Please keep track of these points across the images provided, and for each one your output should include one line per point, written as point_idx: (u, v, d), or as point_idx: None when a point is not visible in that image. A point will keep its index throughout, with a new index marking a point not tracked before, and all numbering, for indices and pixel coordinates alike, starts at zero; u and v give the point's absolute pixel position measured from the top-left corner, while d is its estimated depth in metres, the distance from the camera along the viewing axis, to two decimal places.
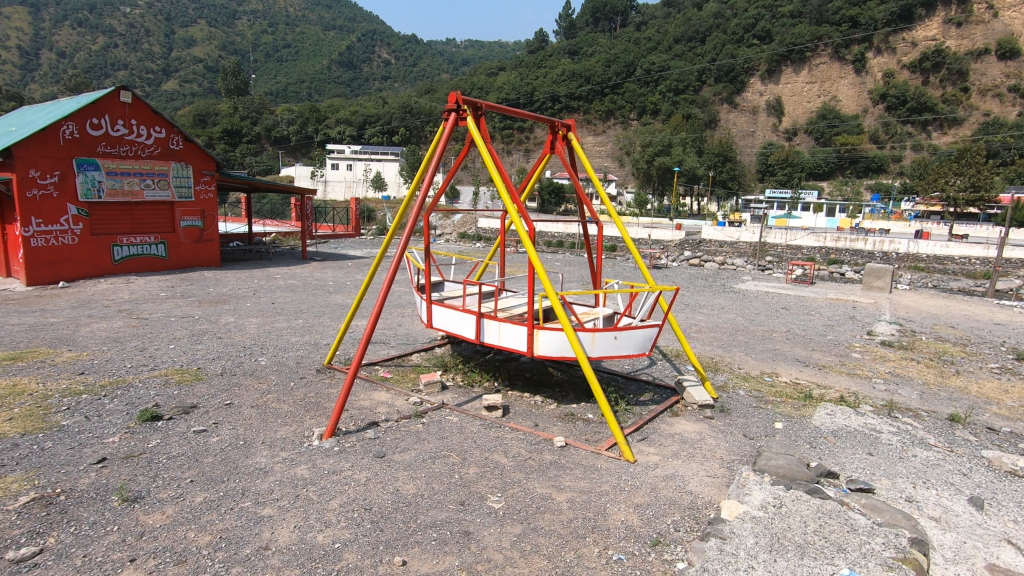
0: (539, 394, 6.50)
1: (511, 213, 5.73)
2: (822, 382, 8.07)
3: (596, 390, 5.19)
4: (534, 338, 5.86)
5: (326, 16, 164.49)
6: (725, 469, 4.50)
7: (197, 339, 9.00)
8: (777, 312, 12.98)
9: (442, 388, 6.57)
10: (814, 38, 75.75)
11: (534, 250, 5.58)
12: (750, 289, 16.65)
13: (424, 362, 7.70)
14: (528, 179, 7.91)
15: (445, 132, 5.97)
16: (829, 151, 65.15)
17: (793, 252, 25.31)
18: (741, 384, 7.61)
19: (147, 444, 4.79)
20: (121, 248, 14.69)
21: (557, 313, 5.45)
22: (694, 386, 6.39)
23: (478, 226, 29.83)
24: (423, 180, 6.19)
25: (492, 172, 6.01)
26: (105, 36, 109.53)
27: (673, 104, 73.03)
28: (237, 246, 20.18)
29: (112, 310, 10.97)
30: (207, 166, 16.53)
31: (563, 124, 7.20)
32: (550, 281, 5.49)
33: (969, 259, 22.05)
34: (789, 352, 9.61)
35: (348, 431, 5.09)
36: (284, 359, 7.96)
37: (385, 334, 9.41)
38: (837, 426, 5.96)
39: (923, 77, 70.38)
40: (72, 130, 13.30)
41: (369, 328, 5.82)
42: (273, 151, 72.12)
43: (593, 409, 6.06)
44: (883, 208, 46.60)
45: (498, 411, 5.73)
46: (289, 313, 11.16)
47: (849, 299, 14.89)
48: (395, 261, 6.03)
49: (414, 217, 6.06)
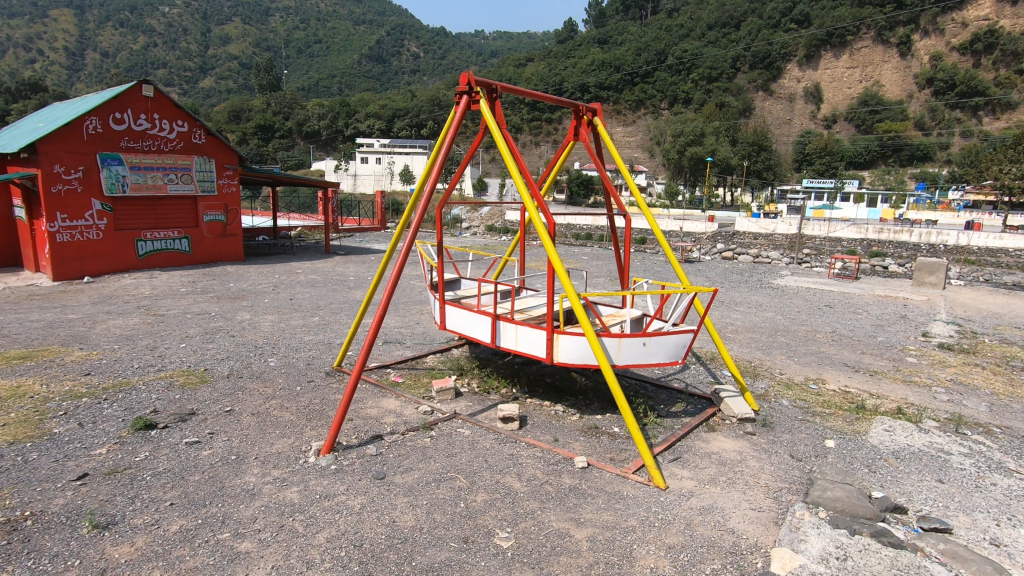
0: (561, 403, 5.97)
1: (528, 206, 5.18)
2: (876, 391, 7.29)
3: (624, 407, 4.62)
4: (555, 343, 5.33)
5: (356, 10, 165.72)
6: (773, 502, 3.89)
7: (209, 338, 8.74)
8: (820, 310, 12.11)
9: (456, 395, 6.14)
10: (856, 21, 72.59)
11: (552, 249, 5.04)
12: (789, 284, 15.72)
13: (439, 365, 7.23)
14: (550, 170, 7.33)
15: (456, 118, 5.46)
16: (872, 138, 62.29)
17: (833, 244, 23.99)
18: (784, 393, 6.93)
19: (134, 458, 4.45)
20: (145, 243, 14.68)
21: (578, 317, 4.90)
22: (733, 398, 5.77)
23: (505, 220, 29.41)
24: (434, 168, 5.73)
25: (507, 159, 5.43)
26: (146, 36, 112.83)
27: (706, 93, 70.89)
28: (263, 241, 20.22)
29: (131, 307, 10.85)
30: (230, 160, 16.40)
31: (589, 108, 6.59)
32: (570, 282, 4.95)
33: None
34: (836, 355, 8.85)
35: (351, 445, 4.66)
36: (295, 360, 7.61)
37: (400, 334, 9.00)
38: (898, 447, 5.24)
39: (974, 59, 66.72)
40: (96, 125, 13.28)
41: (373, 331, 5.34)
42: (304, 145, 73.02)
43: (620, 421, 5.51)
44: (929, 198, 44.31)
45: (515, 422, 5.25)
46: (306, 310, 10.86)
47: (898, 296, 13.86)
48: (401, 257, 5.55)
49: (422, 210, 5.58)
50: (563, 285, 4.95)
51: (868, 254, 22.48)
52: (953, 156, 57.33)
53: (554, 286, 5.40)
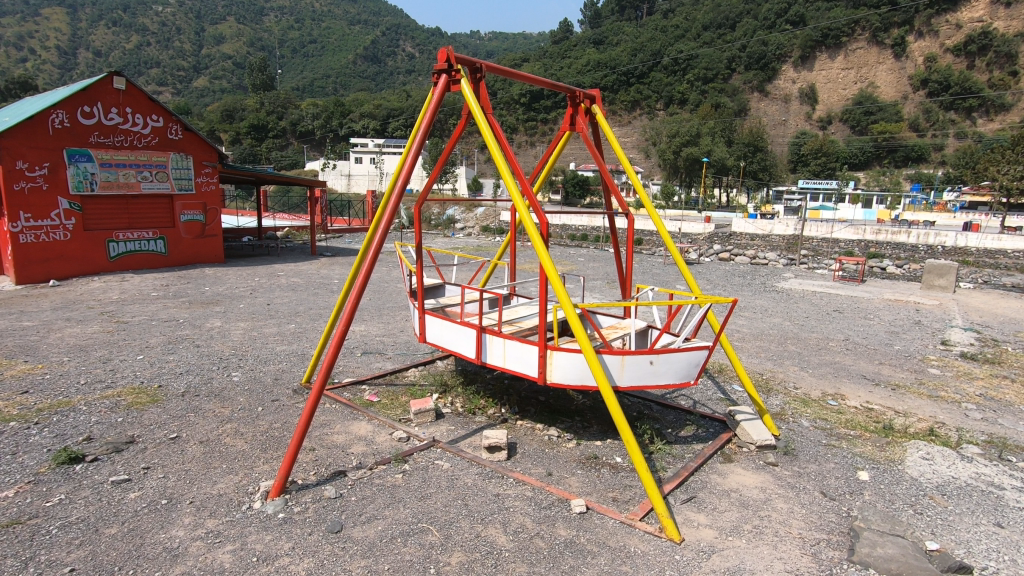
0: (556, 426, 5.30)
1: (518, 204, 4.45)
2: (902, 408, 6.63)
3: (629, 437, 3.95)
4: (547, 361, 4.63)
5: (352, 10, 164.49)
6: (812, 562, 3.26)
7: (171, 348, 7.97)
8: (829, 316, 11.41)
9: (437, 417, 5.43)
10: (851, 22, 72.44)
11: (544, 250, 4.33)
12: (794, 287, 15.05)
13: (421, 380, 6.51)
14: (544, 162, 6.63)
15: (433, 99, 4.78)
16: (866, 139, 61.99)
17: (830, 245, 23.40)
18: (802, 412, 6.28)
19: (43, 505, 3.71)
20: (117, 244, 13.90)
21: (574, 330, 4.19)
22: (750, 421, 5.08)
23: (499, 220, 28.76)
24: (409, 156, 5.02)
25: (492, 144, 4.67)
26: (138, 35, 112.07)
27: (702, 94, 70.44)
28: (247, 242, 19.45)
29: (94, 313, 10.10)
30: (209, 157, 15.63)
31: (587, 94, 5.90)
32: (563, 286, 4.24)
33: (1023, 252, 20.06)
34: (853, 367, 8.20)
35: (307, 485, 3.96)
36: (261, 375, 6.87)
37: (382, 344, 8.25)
38: (943, 480, 4.57)
39: (968, 60, 66.56)
40: (63, 119, 12.50)
41: (335, 345, 4.51)
42: (298, 145, 72.08)
43: (622, 450, 4.83)
44: (925, 199, 44.00)
45: (502, 453, 4.57)
46: (282, 317, 10.12)
47: (907, 300, 13.22)
48: (371, 258, 4.75)
49: (396, 202, 4.86)
50: (557, 291, 4.24)
51: (866, 255, 22.05)
52: (948, 157, 57.10)
53: (547, 293, 4.66)
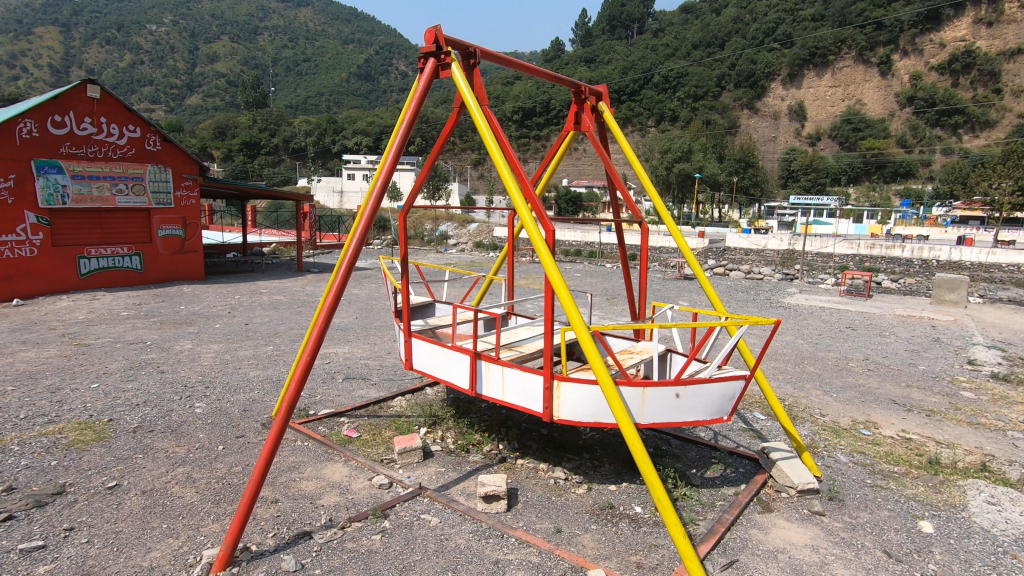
0: (563, 466, 4.61)
1: (520, 208, 3.76)
2: (944, 438, 5.97)
3: (655, 485, 3.30)
4: (554, 394, 3.95)
5: (346, 29, 165.53)
6: None
7: (131, 375, 7.19)
8: (843, 334, 10.77)
9: (425, 456, 4.69)
10: (837, 41, 73.23)
11: (549, 256, 3.67)
12: (800, 303, 14.42)
13: (408, 411, 5.79)
14: (543, 167, 6.00)
15: (420, 87, 4.17)
16: (855, 155, 62.28)
17: (825, 260, 22.89)
18: (837, 444, 5.62)
19: None
20: (88, 261, 13.11)
21: (587, 355, 3.52)
22: (788, 459, 4.39)
23: (492, 236, 28.24)
24: (391, 150, 4.30)
25: (489, 139, 4.02)
26: (133, 54, 112.26)
27: (692, 111, 70.86)
28: (231, 258, 18.72)
29: (54, 335, 9.31)
30: (189, 169, 14.83)
31: (593, 90, 5.32)
32: (572, 302, 3.58)
33: (1018, 266, 19.69)
34: (879, 390, 7.54)
35: (261, 554, 3.27)
36: (228, 406, 6.09)
37: (365, 369, 7.49)
38: (1020, 533, 3.89)
39: (953, 78, 67.13)
40: (31, 128, 11.82)
41: (299, 377, 3.76)
42: (290, 162, 71.63)
43: (642, 497, 4.15)
44: (915, 214, 43.94)
45: (501, 503, 3.88)
46: (260, 338, 9.38)
47: (919, 316, 12.62)
48: (343, 273, 4.03)
49: (374, 209, 4.17)
50: (566, 307, 3.57)
51: (861, 269, 21.64)
52: (935, 173, 57.44)
53: (553, 308, 3.99)
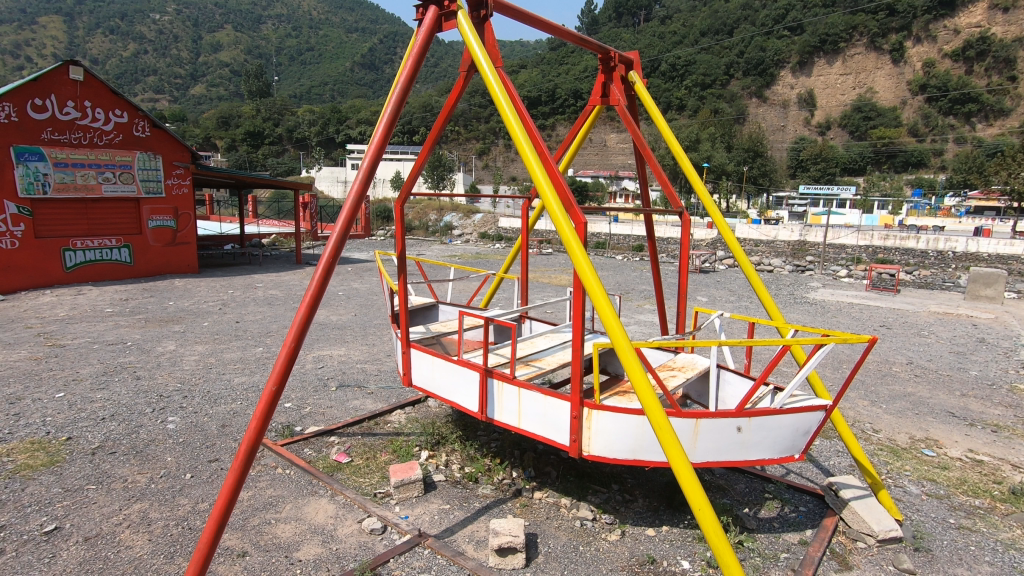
0: (588, 501, 3.92)
1: (545, 195, 3.05)
2: (1020, 461, 5.20)
3: (715, 536, 2.62)
4: (585, 423, 3.23)
5: (349, 18, 163.48)
6: None
7: (104, 382, 6.51)
8: (878, 334, 9.98)
9: (426, 489, 3.98)
10: (849, 28, 71.32)
11: (580, 249, 2.94)
12: (826, 299, 13.61)
13: (407, 428, 5.08)
14: (563, 148, 5.22)
15: (419, 43, 3.47)
16: (865, 145, 60.88)
17: (836, 251, 21.99)
18: (905, 470, 4.85)
19: None
20: (74, 253, 12.46)
21: (629, 375, 2.78)
22: (864, 500, 3.65)
23: (499, 226, 27.53)
24: (382, 117, 3.56)
25: (506, 109, 3.28)
26: (136, 44, 111.48)
27: (700, 99, 69.47)
28: (229, 249, 18.09)
29: (28, 334, 8.64)
30: (181, 156, 14.06)
31: (623, 58, 4.55)
32: (608, 303, 2.83)
33: None
34: (935, 401, 6.72)
35: None
36: (205, 421, 5.37)
37: (362, 375, 6.75)
38: None
39: (966, 66, 65.07)
40: (9, 112, 11.12)
41: (260, 408, 2.99)
42: (294, 152, 70.78)
43: (688, 548, 3.42)
44: (928, 204, 42.93)
45: (519, 559, 3.18)
46: (251, 337, 8.71)
47: (956, 314, 11.76)
48: (321, 272, 3.26)
49: (361, 190, 3.39)
50: (601, 312, 2.83)
51: (874, 261, 20.66)
52: (947, 163, 55.99)
53: (582, 310, 3.25)
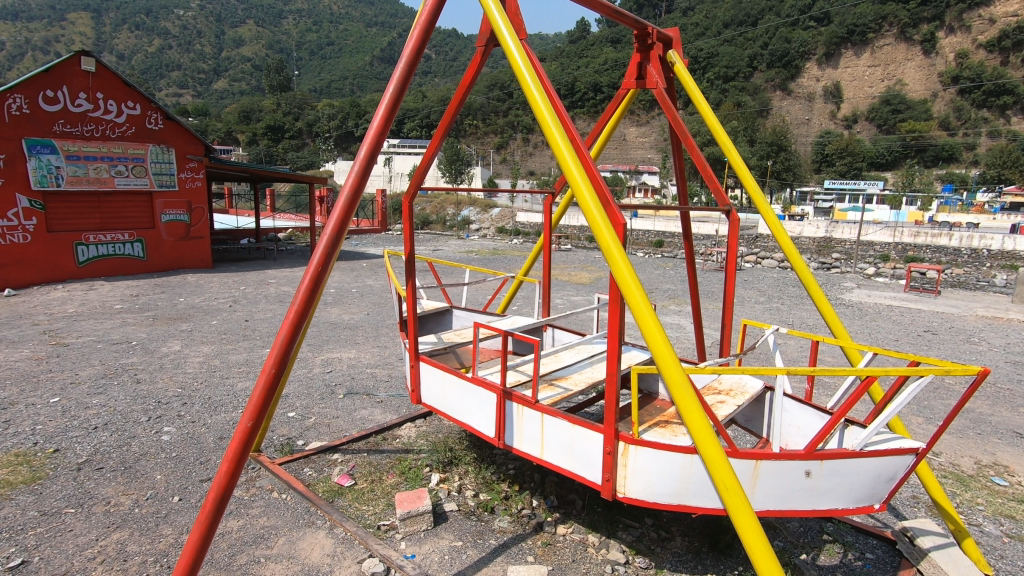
0: (621, 539, 3.44)
1: (578, 188, 2.56)
2: None
3: None
4: (620, 458, 2.75)
5: (368, 12, 163.32)
6: None
7: (103, 386, 6.18)
8: (923, 339, 9.33)
9: (435, 520, 3.55)
10: (878, 18, 68.73)
11: (618, 246, 2.44)
12: (861, 299, 12.91)
13: (416, 444, 4.66)
14: (594, 137, 4.70)
15: None
16: (893, 138, 59.01)
17: (864, 249, 20.95)
18: (982, 505, 4.25)
19: None
20: (86, 247, 12.30)
21: (676, 402, 2.29)
22: (952, 553, 3.09)
23: (516, 221, 27.02)
24: (384, 99, 3.12)
25: (532, 89, 2.79)
26: (161, 39, 113.03)
27: (722, 92, 67.95)
28: (245, 244, 17.91)
29: (34, 331, 8.43)
30: (194, 149, 13.80)
31: (663, 35, 4.02)
32: (652, 315, 2.34)
33: None
34: (998, 419, 6.09)
35: None
36: (203, 433, 4.99)
37: (372, 382, 6.33)
38: None
39: (1002, 57, 62.17)
40: (20, 104, 10.93)
41: (242, 435, 2.65)
42: (313, 145, 71.03)
43: None
44: (959, 200, 41.39)
45: None
46: (261, 338, 8.37)
47: (1005, 318, 10.98)
48: (310, 280, 2.85)
49: (358, 182, 2.96)
50: (643, 324, 2.33)
51: (905, 259, 19.72)
52: (980, 158, 53.94)
53: (618, 324, 2.75)
